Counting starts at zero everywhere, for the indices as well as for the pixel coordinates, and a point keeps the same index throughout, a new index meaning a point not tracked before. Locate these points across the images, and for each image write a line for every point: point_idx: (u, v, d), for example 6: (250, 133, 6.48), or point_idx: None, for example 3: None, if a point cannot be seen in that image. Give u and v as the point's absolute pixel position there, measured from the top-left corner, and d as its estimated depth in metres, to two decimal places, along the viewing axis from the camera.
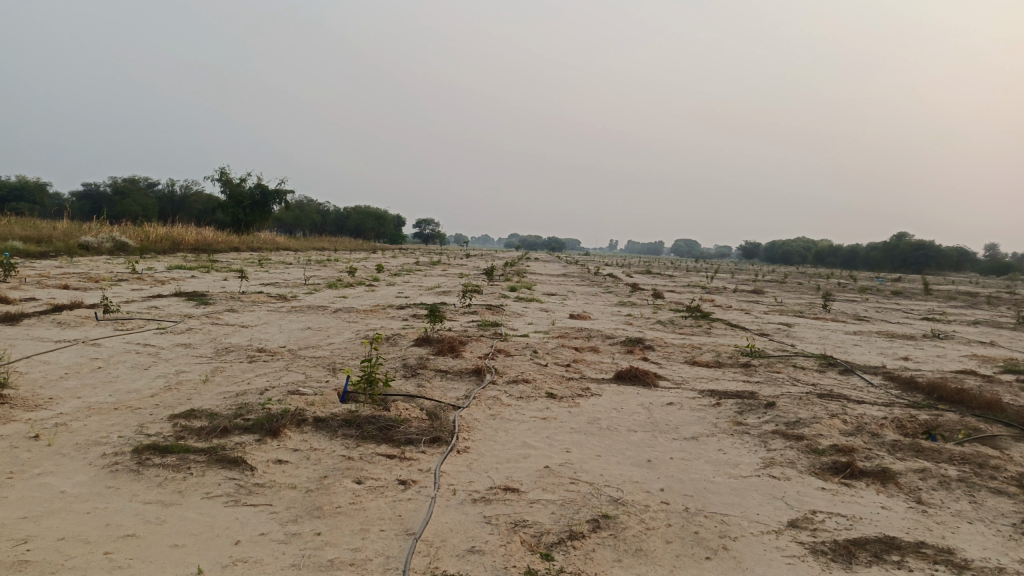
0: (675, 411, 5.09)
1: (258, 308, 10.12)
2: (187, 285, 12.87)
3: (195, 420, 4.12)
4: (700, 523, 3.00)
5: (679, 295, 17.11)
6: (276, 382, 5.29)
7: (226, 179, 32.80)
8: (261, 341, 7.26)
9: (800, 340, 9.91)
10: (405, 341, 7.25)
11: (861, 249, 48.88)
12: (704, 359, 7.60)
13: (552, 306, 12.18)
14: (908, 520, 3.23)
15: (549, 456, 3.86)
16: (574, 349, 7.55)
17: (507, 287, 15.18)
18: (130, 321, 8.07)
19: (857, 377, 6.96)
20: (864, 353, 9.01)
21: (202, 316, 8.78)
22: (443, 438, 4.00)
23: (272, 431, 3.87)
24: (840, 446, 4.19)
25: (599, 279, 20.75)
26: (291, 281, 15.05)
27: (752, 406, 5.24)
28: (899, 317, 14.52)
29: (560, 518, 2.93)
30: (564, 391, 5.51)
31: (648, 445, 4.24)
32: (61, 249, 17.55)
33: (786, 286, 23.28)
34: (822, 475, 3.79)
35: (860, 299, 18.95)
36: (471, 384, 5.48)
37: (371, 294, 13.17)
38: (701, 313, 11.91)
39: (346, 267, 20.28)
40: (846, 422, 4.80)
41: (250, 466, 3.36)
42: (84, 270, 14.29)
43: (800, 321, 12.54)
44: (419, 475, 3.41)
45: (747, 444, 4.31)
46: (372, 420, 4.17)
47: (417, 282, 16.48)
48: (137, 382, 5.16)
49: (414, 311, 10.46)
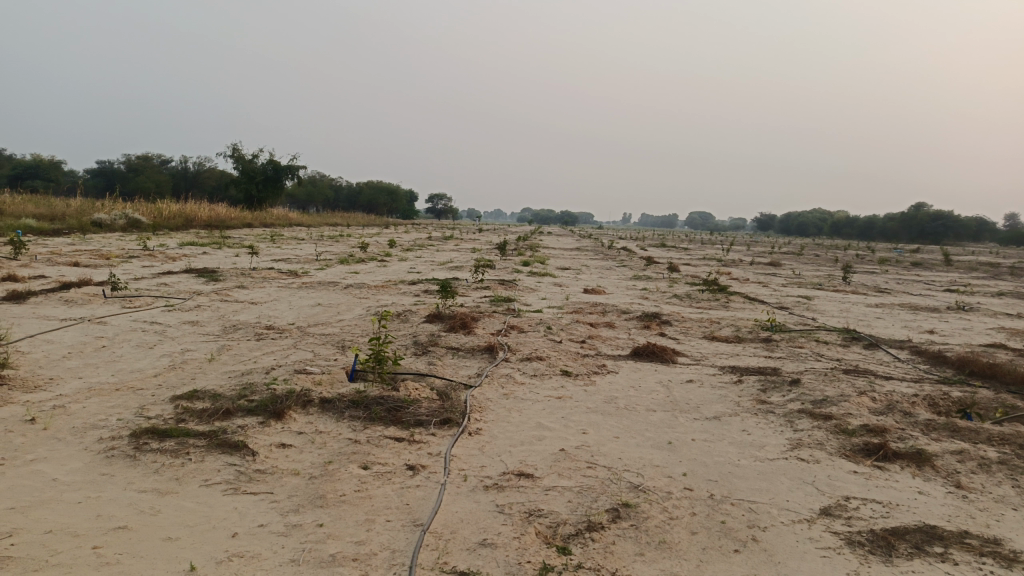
0: (695, 390, 4.89)
1: (268, 284, 9.99)
2: (198, 262, 12.76)
3: (197, 401, 3.97)
4: (727, 511, 2.82)
5: (694, 268, 16.81)
6: (283, 360, 5.14)
7: (238, 155, 32.67)
8: (270, 319, 7.13)
9: (821, 314, 9.66)
10: (415, 318, 7.08)
11: (878, 220, 48.12)
12: (723, 333, 7.38)
13: (566, 280, 11.97)
14: (949, 507, 3.02)
15: (565, 438, 3.68)
16: (590, 325, 7.36)
17: (520, 262, 14.96)
18: (138, 299, 7.95)
19: (882, 351, 6.72)
20: (887, 327, 8.75)
21: (211, 293, 8.65)
22: (454, 419, 3.84)
23: (276, 413, 3.72)
24: (871, 426, 3.99)
25: (613, 253, 20.53)
26: (303, 256, 14.92)
27: (776, 384, 5.03)
28: (921, 289, 14.16)
29: (577, 507, 2.75)
30: (579, 368, 5.33)
31: (668, 425, 4.05)
32: (74, 227, 17.48)
33: (803, 258, 22.94)
34: (854, 458, 3.59)
35: (879, 271, 18.57)
36: (484, 362, 5.31)
37: (382, 269, 13.00)
38: (719, 287, 11.63)
39: (358, 243, 20.11)
40: (875, 400, 4.58)
41: (251, 452, 3.21)
42: (96, 247, 14.22)
43: (819, 294, 12.24)
44: (428, 459, 3.24)
45: (772, 424, 4.12)
46: (380, 400, 4.01)
47: (429, 257, 16.28)
48: (141, 362, 5.03)
49: (426, 287, 10.27)
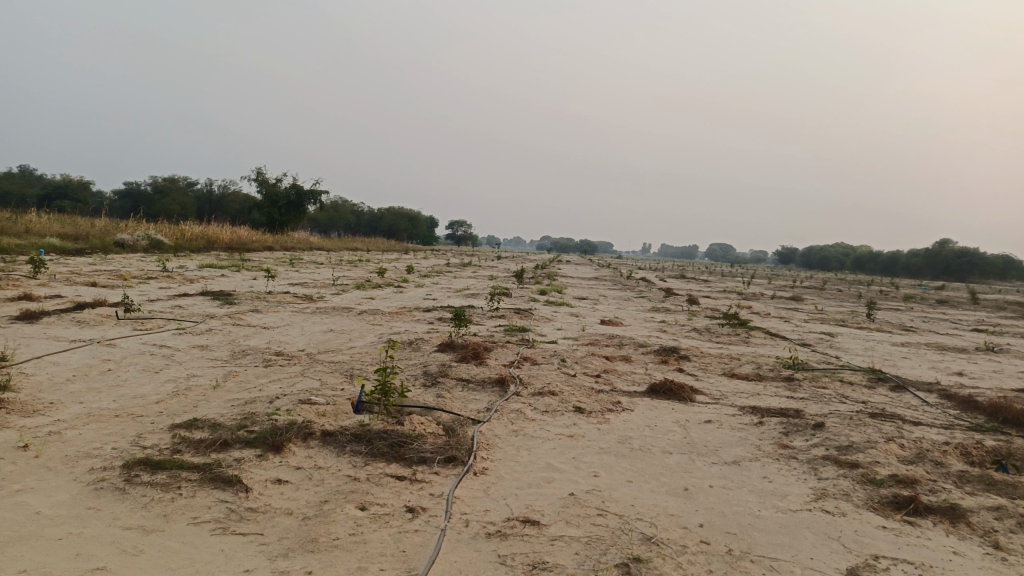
0: (713, 431, 4.69)
1: (282, 308, 9.94)
2: (214, 284, 12.77)
3: (195, 431, 3.85)
4: (746, 570, 2.63)
5: (714, 301, 16.56)
6: (288, 389, 5.01)
7: (262, 179, 33.03)
8: (280, 344, 7.03)
9: (845, 352, 9.39)
10: (427, 347, 6.95)
11: (902, 256, 47.51)
12: (743, 371, 7.16)
13: (583, 311, 11.80)
14: (988, 570, 2.80)
15: (575, 481, 3.50)
16: (605, 358, 7.17)
17: (537, 291, 14.81)
18: (151, 321, 7.90)
19: (909, 394, 6.47)
20: (914, 367, 8.47)
21: (224, 317, 8.59)
22: (460, 458, 3.67)
23: (275, 446, 3.58)
24: (901, 477, 3.76)
25: (632, 284, 20.33)
26: (320, 281, 14.91)
27: (799, 427, 4.81)
28: (948, 328, 13.77)
29: (585, 560, 2.57)
30: (593, 405, 5.14)
31: (684, 470, 3.86)
32: (97, 247, 17.63)
33: (825, 293, 22.59)
34: (883, 511, 3.37)
35: (903, 308, 18.19)
36: (494, 395, 5.15)
37: (398, 295, 12.92)
38: (739, 321, 11.39)
39: (376, 268, 20.10)
40: (904, 447, 4.35)
41: (245, 488, 3.07)
42: (116, 267, 14.31)
43: (843, 331, 11.93)
44: (430, 501, 3.08)
45: (795, 471, 3.91)
46: (384, 435, 3.86)
47: (446, 284, 16.18)
48: (144, 387, 4.92)
49: (440, 315, 10.15)
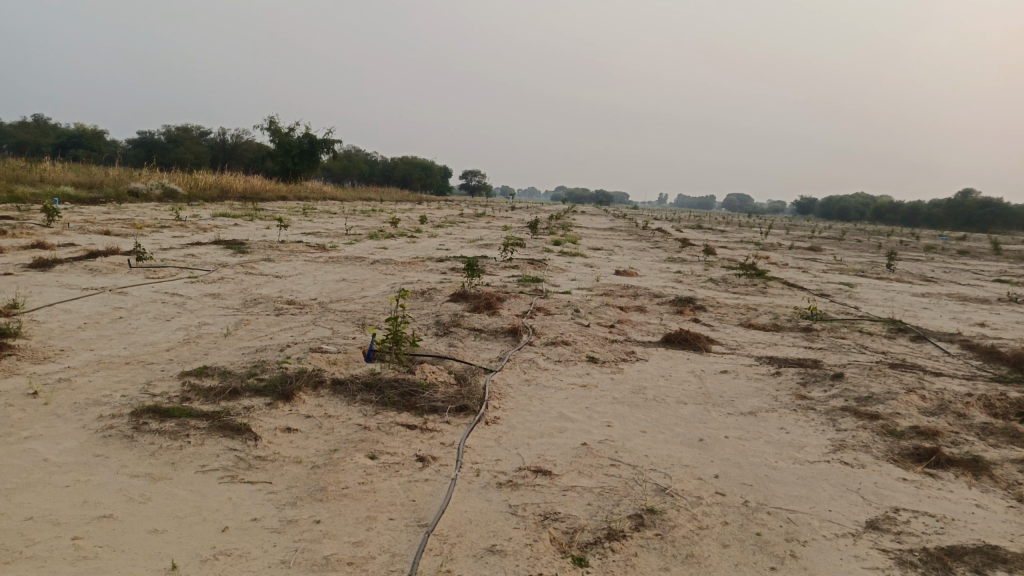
0: (729, 382, 4.61)
1: (295, 257, 9.89)
2: (227, 233, 12.72)
3: (205, 379, 3.82)
4: (763, 522, 2.57)
5: (730, 251, 16.35)
6: (300, 337, 4.97)
7: (275, 128, 32.74)
8: (292, 293, 6.99)
9: (863, 302, 9.23)
10: (439, 296, 6.88)
11: (923, 206, 46.63)
12: (760, 321, 7.05)
13: (598, 261, 11.67)
14: (1012, 523, 2.72)
15: (588, 431, 3.45)
16: (620, 308, 7.08)
17: (551, 241, 14.66)
18: (163, 269, 7.87)
19: (930, 345, 6.34)
20: (935, 318, 8.31)
21: (236, 266, 8.55)
22: (471, 406, 3.62)
23: (285, 394, 3.55)
24: (922, 429, 3.67)
25: (647, 234, 20.10)
26: (333, 230, 14.85)
27: (817, 378, 4.72)
28: (969, 279, 13.49)
29: (598, 511, 2.52)
30: (607, 355, 5.07)
31: (699, 420, 3.79)
32: (111, 196, 17.60)
33: (844, 243, 22.24)
34: (903, 463, 3.29)
35: (923, 258, 17.87)
36: (507, 345, 5.09)
37: (411, 245, 12.84)
38: (756, 271, 11.23)
39: (389, 218, 19.99)
40: (925, 399, 4.26)
41: (254, 436, 3.03)
42: (130, 216, 14.28)
43: (861, 282, 11.74)
44: (440, 450, 3.03)
45: (813, 422, 3.83)
46: (394, 384, 3.81)
47: (459, 234, 16.05)
48: (155, 335, 4.90)
49: (453, 265, 10.06)
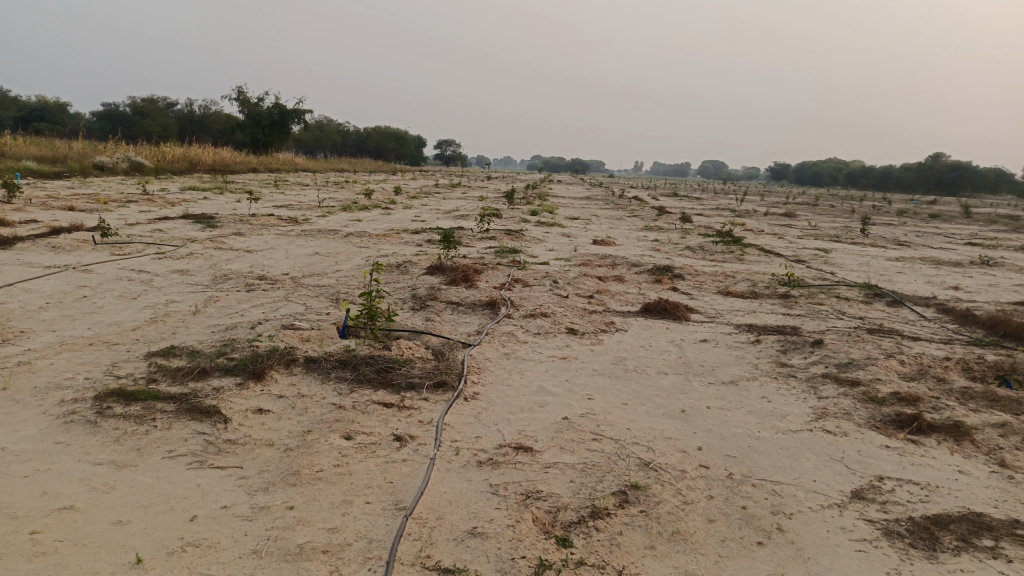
0: (709, 350, 4.58)
1: (266, 231, 9.66)
2: (196, 207, 12.40)
3: (173, 359, 3.69)
4: (748, 495, 2.53)
5: (706, 218, 16.32)
6: (272, 314, 4.84)
7: (244, 98, 31.98)
8: (264, 268, 6.82)
9: (839, 268, 9.26)
10: (415, 269, 6.76)
11: (895, 170, 47.03)
12: (738, 289, 7.03)
13: (575, 230, 11.57)
14: (995, 490, 2.71)
15: (569, 405, 3.38)
16: (598, 278, 7.01)
17: (528, 211, 14.52)
18: (129, 245, 7.64)
19: (907, 309, 6.37)
20: (910, 282, 8.36)
21: (206, 240, 8.33)
22: (450, 382, 3.54)
23: (256, 373, 3.43)
24: (903, 395, 3.66)
25: (623, 203, 20.03)
26: (306, 203, 14.57)
27: (797, 345, 4.70)
28: (942, 243, 13.61)
29: (581, 489, 2.46)
30: (586, 326, 5.00)
31: (681, 391, 3.75)
32: (75, 170, 17.09)
33: (818, 209, 22.35)
34: (885, 430, 3.28)
35: (896, 223, 18.01)
36: (485, 318, 5.00)
37: (386, 217, 12.64)
38: (733, 239, 11.21)
39: (363, 189, 19.67)
40: (904, 364, 4.25)
41: (224, 419, 2.92)
42: (95, 191, 13.87)
43: (836, 247, 11.78)
44: (418, 429, 2.95)
45: (794, 390, 3.81)
46: (370, 360, 3.71)
47: (434, 205, 15.82)
48: (121, 314, 4.73)
49: (429, 237, 9.90)
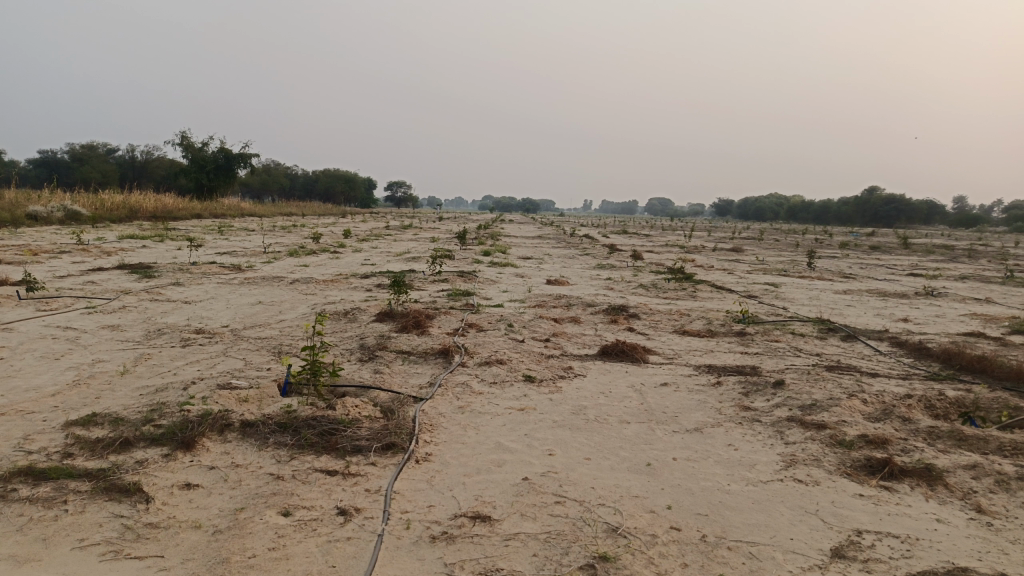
0: (671, 395, 4.42)
1: (208, 280, 9.25)
2: (135, 256, 11.89)
3: (93, 429, 3.34)
4: (724, 559, 2.35)
5: (657, 255, 16.41)
6: (208, 372, 4.51)
7: (188, 143, 31.43)
8: (202, 320, 6.46)
9: (791, 302, 9.31)
10: (364, 317, 6.50)
11: (834, 204, 48.64)
12: (694, 327, 6.94)
13: (528, 271, 11.45)
14: (977, 539, 2.58)
15: (529, 463, 3.17)
16: (554, 321, 6.85)
17: (479, 252, 14.36)
18: (57, 300, 7.18)
19: (861, 344, 6.36)
20: (860, 315, 8.42)
21: (141, 292, 7.90)
22: (400, 443, 3.29)
23: (186, 443, 3.13)
24: (871, 438, 3.55)
25: (575, 241, 20.08)
26: (251, 249, 14.15)
27: (758, 386, 4.59)
28: (885, 274, 13.92)
29: (545, 564, 2.24)
30: (543, 373, 4.81)
31: (645, 441, 3.57)
32: (6, 219, 16.34)
33: (765, 243, 22.81)
34: (857, 477, 3.15)
35: (840, 255, 18.41)
36: (438, 368, 4.77)
37: (335, 262, 12.33)
38: (685, 275, 11.22)
39: (311, 234, 19.28)
40: (868, 403, 4.17)
41: (146, 498, 2.62)
42: (24, 242, 13.21)
43: (786, 281, 11.92)
44: (365, 500, 2.70)
45: (761, 436, 3.67)
46: (313, 422, 3.44)
47: (384, 248, 15.56)
48: (40, 378, 4.34)
49: (378, 281, 9.64)
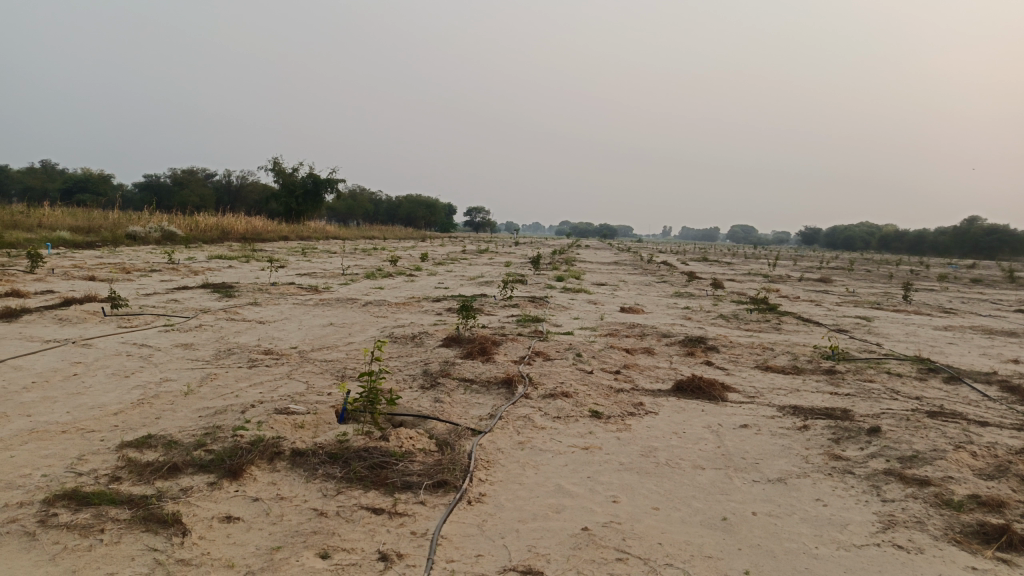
0: (751, 439, 4.06)
1: (283, 301, 9.39)
2: (219, 276, 12.26)
3: (146, 452, 3.28)
4: None
5: (738, 285, 15.78)
6: (268, 394, 4.45)
7: (279, 168, 32.68)
8: (271, 341, 6.48)
9: (886, 339, 8.65)
10: (430, 342, 6.37)
11: (930, 234, 46.09)
12: (778, 363, 6.49)
13: (602, 298, 11.15)
14: None
15: (590, 511, 2.91)
16: (626, 351, 6.53)
17: (553, 277, 14.14)
18: (138, 318, 7.38)
19: (967, 387, 5.78)
20: (964, 355, 7.71)
21: (218, 311, 8.06)
22: (452, 481, 3.09)
23: (232, 471, 3.02)
24: (984, 499, 3.12)
25: (653, 268, 19.62)
26: (329, 270, 14.42)
27: (850, 433, 4.17)
28: (990, 310, 12.89)
29: None
30: (611, 409, 4.52)
31: (720, 491, 3.25)
32: (107, 238, 17.27)
33: (855, 274, 21.70)
34: (969, 546, 2.73)
35: (938, 289, 17.23)
36: (500, 399, 4.56)
37: (409, 285, 12.36)
38: (769, 306, 10.65)
39: (388, 257, 19.54)
40: (979, 458, 3.69)
41: (183, 531, 2.50)
42: (120, 260, 13.85)
43: (879, 315, 11.16)
44: (411, 544, 2.50)
45: (853, 491, 3.28)
46: (364, 454, 3.28)
47: (460, 272, 15.59)
48: (107, 396, 4.36)
49: (449, 305, 9.55)
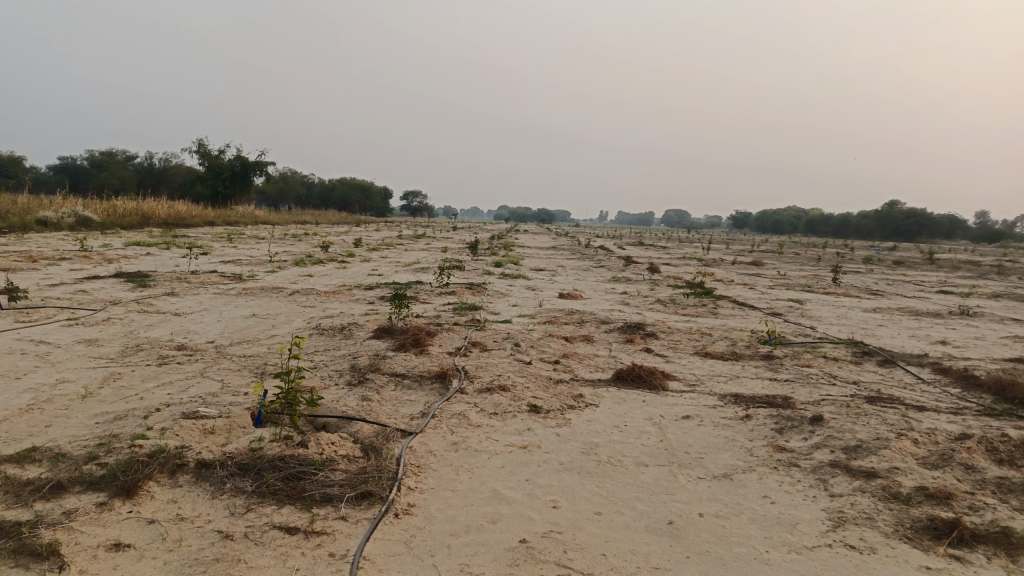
0: (694, 431, 3.91)
1: (204, 291, 8.84)
2: (136, 265, 11.52)
3: (26, 468, 2.89)
4: None
5: (675, 269, 15.87)
6: (178, 396, 4.06)
7: (205, 150, 31.27)
8: (187, 335, 6.03)
9: (818, 321, 8.73)
10: (360, 333, 6.04)
11: (854, 218, 47.78)
12: (716, 349, 6.40)
13: (540, 283, 10.97)
14: None
15: (528, 519, 2.68)
16: (564, 339, 6.34)
17: (490, 263, 13.86)
18: (39, 312, 6.76)
19: (900, 370, 5.81)
20: (894, 337, 7.82)
21: (131, 303, 7.49)
22: (378, 491, 2.81)
23: (126, 489, 2.67)
24: (931, 491, 3.03)
25: (590, 253, 19.58)
26: (257, 257, 13.78)
27: (793, 422, 4.07)
28: (913, 291, 13.27)
29: None
30: (550, 402, 4.30)
31: (665, 490, 3.07)
32: (15, 224, 16.10)
33: (787, 257, 22.15)
34: (921, 543, 2.62)
35: (863, 271, 17.70)
36: (432, 395, 4.28)
37: (341, 272, 11.88)
38: (705, 291, 10.65)
39: (321, 242, 18.89)
40: (922, 446, 3.63)
41: (58, 565, 2.15)
42: (26, 248, 12.88)
43: (811, 298, 11.32)
44: (328, 569, 2.22)
45: (801, 486, 3.16)
46: (279, 464, 2.97)
47: (395, 258, 15.19)
48: None
49: (382, 293, 9.18)
